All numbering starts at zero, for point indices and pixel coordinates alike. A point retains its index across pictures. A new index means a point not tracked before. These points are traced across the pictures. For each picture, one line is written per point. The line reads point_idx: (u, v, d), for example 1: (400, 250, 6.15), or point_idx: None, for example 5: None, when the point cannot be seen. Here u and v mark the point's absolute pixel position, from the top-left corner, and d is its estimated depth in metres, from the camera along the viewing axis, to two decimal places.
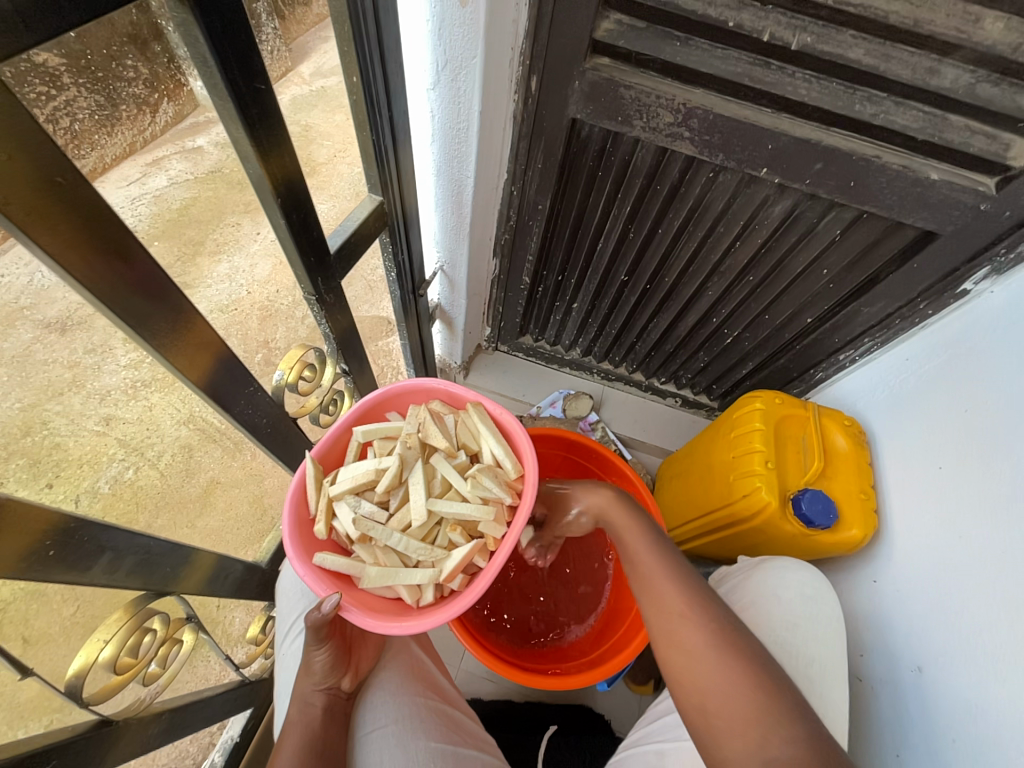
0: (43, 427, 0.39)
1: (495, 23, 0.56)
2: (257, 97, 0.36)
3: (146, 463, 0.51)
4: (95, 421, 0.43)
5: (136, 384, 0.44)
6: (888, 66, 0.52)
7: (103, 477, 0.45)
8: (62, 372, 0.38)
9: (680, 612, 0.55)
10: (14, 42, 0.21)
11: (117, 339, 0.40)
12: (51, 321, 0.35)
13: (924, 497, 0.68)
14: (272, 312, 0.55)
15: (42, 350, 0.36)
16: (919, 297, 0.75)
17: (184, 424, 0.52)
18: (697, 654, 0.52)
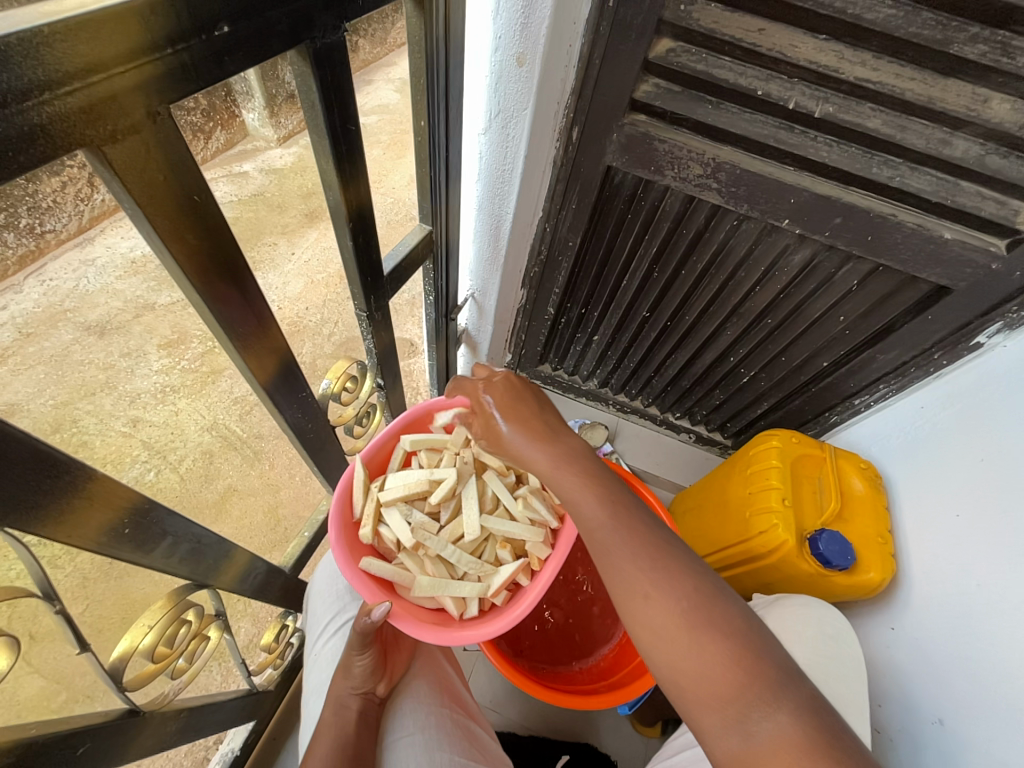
0: (73, 425, 0.38)
1: (546, 82, 0.63)
2: (348, 136, 0.42)
3: (168, 467, 0.52)
4: (122, 422, 0.45)
5: (166, 389, 0.48)
6: (904, 136, 0.57)
7: (125, 477, 0.47)
8: (96, 373, 0.41)
9: (652, 591, 0.40)
10: (186, 86, 0.26)
11: (152, 345, 0.44)
12: (91, 324, 0.39)
13: (942, 543, 0.68)
14: (301, 327, 0.57)
15: (80, 351, 0.39)
16: (933, 347, 0.78)
17: (207, 429, 0.56)
18: (678, 640, 0.39)
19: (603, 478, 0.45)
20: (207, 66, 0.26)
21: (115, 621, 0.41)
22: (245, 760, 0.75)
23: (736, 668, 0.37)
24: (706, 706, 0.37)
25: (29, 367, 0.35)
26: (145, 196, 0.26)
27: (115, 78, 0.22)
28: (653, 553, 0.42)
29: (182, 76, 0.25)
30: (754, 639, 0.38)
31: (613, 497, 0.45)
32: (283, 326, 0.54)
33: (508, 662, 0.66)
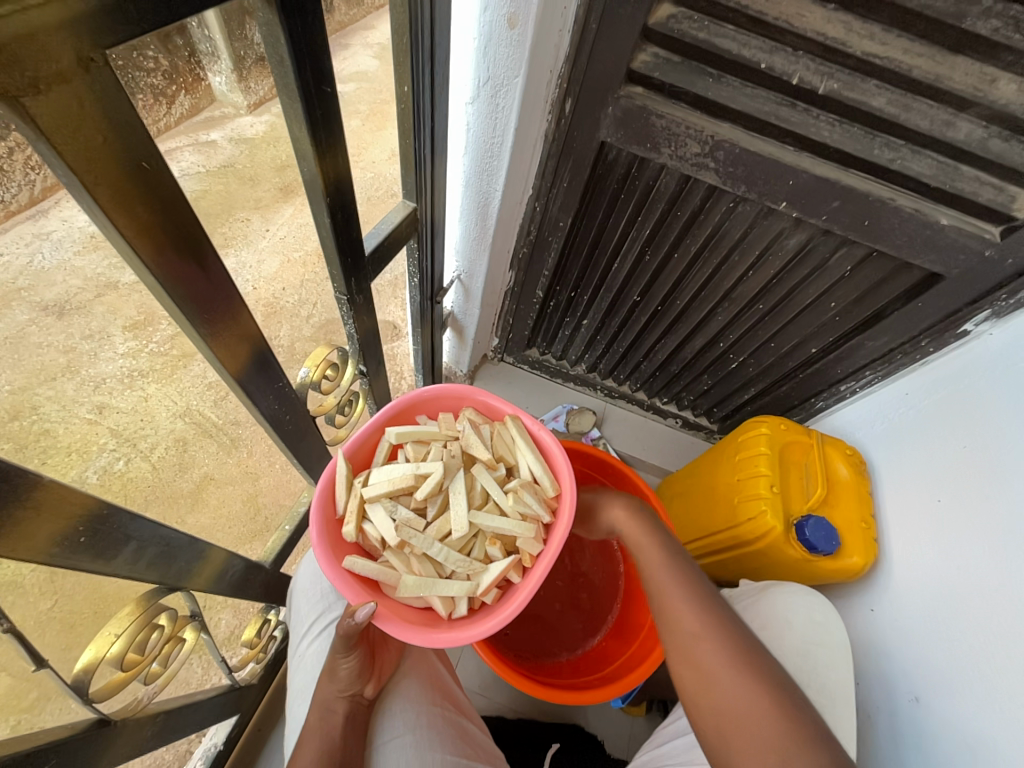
0: (33, 412, 0.37)
1: (539, 47, 0.58)
2: (324, 99, 0.38)
3: (138, 455, 0.50)
4: (88, 409, 0.42)
5: (133, 374, 0.45)
6: (908, 116, 0.55)
7: (90, 468, 0.43)
8: (57, 356, 0.38)
9: (720, 663, 0.53)
10: (130, 28, 0.22)
11: (116, 326, 0.41)
12: (48, 304, 0.36)
13: (923, 527, 0.69)
14: (277, 308, 0.53)
15: (37, 332, 0.36)
16: (920, 334, 0.78)
17: (180, 416, 0.52)
18: (744, 710, 0.50)
19: (666, 542, 0.62)
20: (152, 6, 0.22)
21: (79, 629, 0.38)
22: (230, 752, 0.73)
23: (791, 736, 0.47)
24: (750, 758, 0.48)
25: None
26: (82, 160, 0.22)
27: (37, 13, 0.18)
28: (708, 609, 0.56)
29: (122, 15, 0.21)
30: (782, 677, 0.51)
31: (678, 563, 0.60)
32: (258, 308, 0.50)
33: (499, 658, 0.66)
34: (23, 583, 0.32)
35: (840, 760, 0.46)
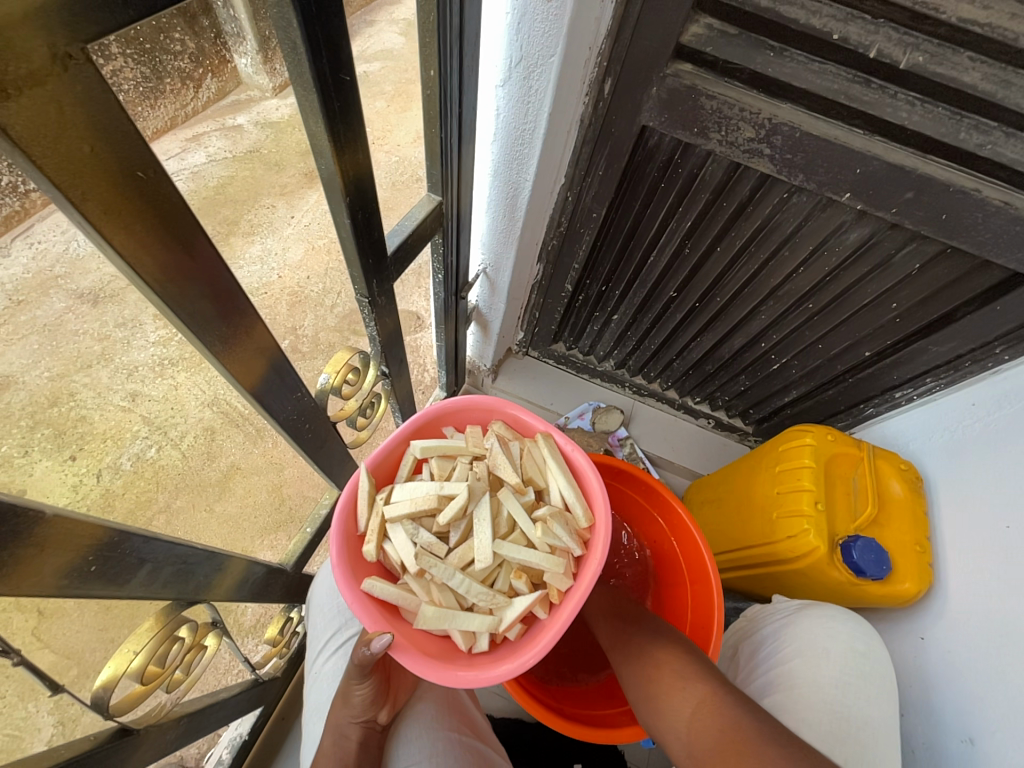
0: (71, 398, 0.39)
1: (579, 21, 0.52)
2: (341, 87, 0.34)
3: (170, 443, 0.52)
4: (122, 396, 0.44)
5: (163, 363, 0.44)
6: (1007, 93, 0.47)
7: (125, 454, 0.46)
8: (92, 344, 0.38)
9: (624, 653, 0.59)
10: (112, 18, 0.19)
11: (148, 315, 0.40)
12: (84, 292, 0.36)
13: (986, 555, 0.63)
14: (301, 297, 0.55)
15: (74, 320, 0.36)
16: (996, 341, 0.70)
17: (208, 407, 0.52)
18: (647, 678, 0.55)
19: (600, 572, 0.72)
20: None
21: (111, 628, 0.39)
22: (254, 742, 0.75)
23: (673, 678, 0.53)
24: (664, 721, 0.52)
25: (22, 337, 0.35)
26: (63, 172, 0.20)
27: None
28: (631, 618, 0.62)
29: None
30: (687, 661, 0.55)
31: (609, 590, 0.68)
32: (283, 296, 0.53)
33: (520, 691, 0.65)
34: None
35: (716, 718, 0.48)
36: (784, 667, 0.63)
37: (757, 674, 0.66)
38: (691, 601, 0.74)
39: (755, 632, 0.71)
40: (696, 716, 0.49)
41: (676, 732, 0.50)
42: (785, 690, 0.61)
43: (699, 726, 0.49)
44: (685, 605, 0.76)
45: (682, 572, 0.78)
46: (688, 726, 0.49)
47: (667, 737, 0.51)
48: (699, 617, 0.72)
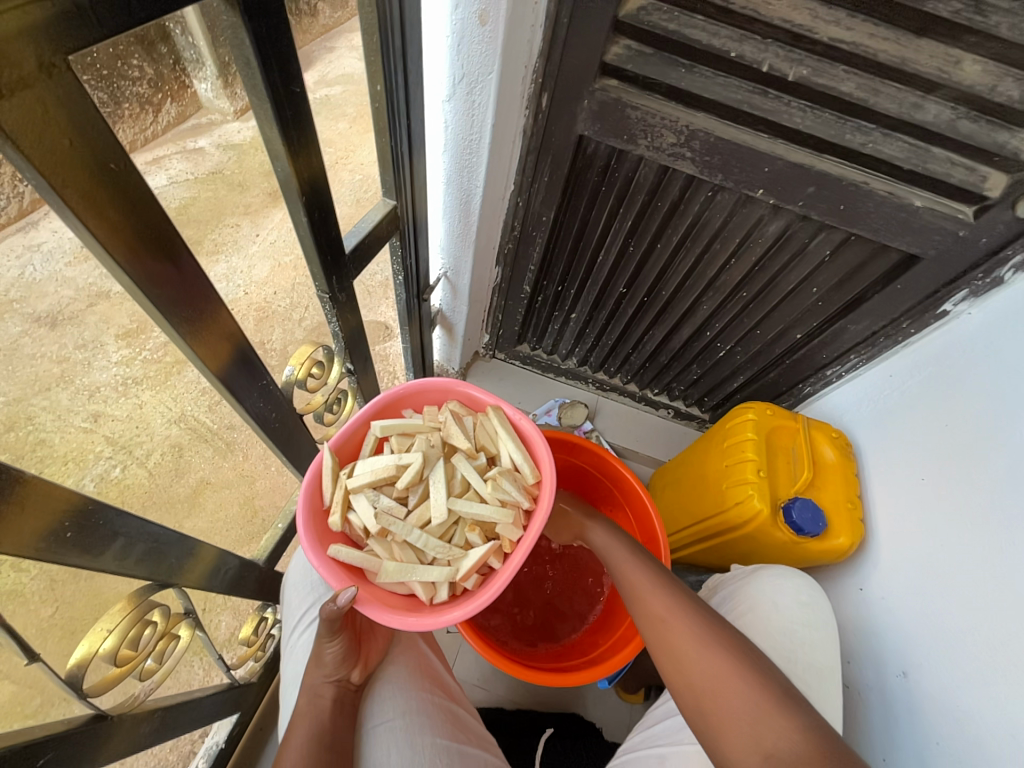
0: (27, 423, 0.39)
1: (512, 41, 0.58)
2: (293, 99, 0.39)
3: (135, 462, 0.53)
4: (84, 417, 0.45)
5: (127, 382, 0.47)
6: (877, 100, 0.56)
7: (87, 475, 0.46)
8: (50, 367, 0.40)
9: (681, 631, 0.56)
10: (91, 36, 0.23)
11: (110, 337, 0.43)
12: (40, 316, 0.38)
13: (909, 507, 0.70)
14: (269, 312, 0.57)
15: (30, 344, 0.38)
16: (902, 316, 0.79)
17: (174, 422, 0.55)
18: (721, 677, 0.51)
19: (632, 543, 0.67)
20: (113, 13, 0.23)
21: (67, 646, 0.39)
22: (232, 752, 0.74)
23: (756, 691, 0.49)
24: (734, 729, 0.48)
25: None
26: (48, 162, 0.23)
27: (1, 21, 0.19)
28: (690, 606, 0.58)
29: (78, 20, 0.22)
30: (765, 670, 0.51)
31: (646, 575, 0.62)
32: (250, 310, 0.54)
33: (491, 649, 0.68)
34: (22, 596, 0.35)
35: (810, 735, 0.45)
36: (740, 621, 0.67)
37: None
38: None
39: (712, 597, 0.76)
40: (787, 745, 0.45)
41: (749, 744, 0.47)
42: None
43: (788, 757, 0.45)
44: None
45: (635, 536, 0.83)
46: (768, 746, 0.46)
47: (730, 742, 0.48)
48: None
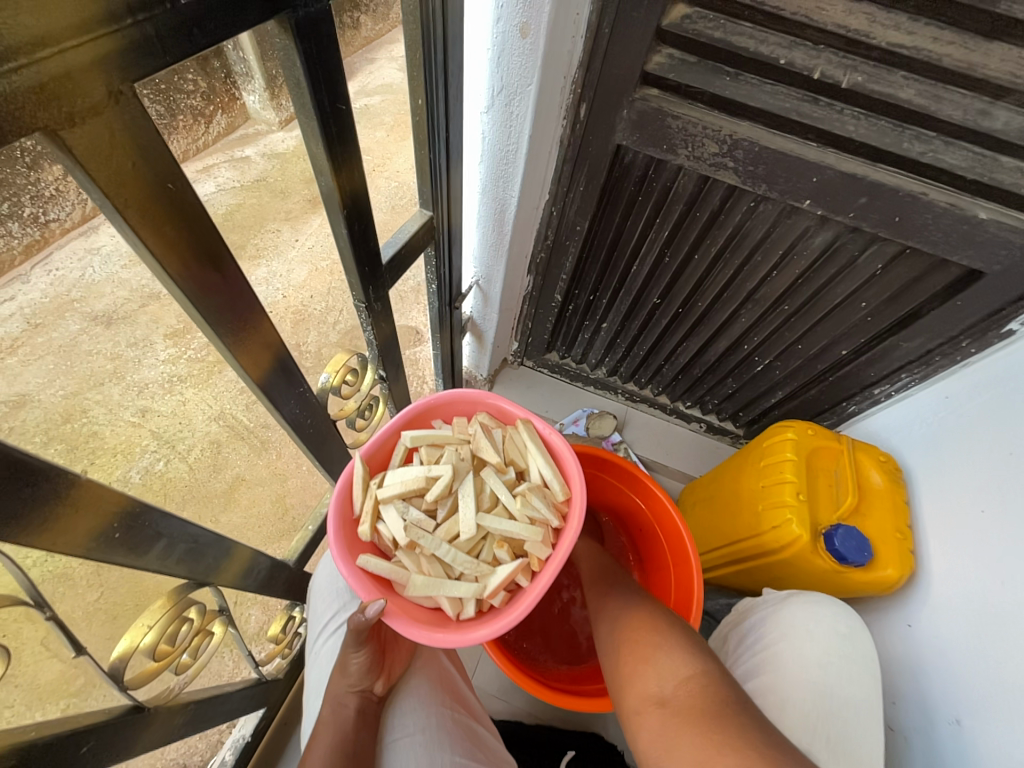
0: (84, 415, 0.42)
1: (552, 52, 0.58)
2: (338, 116, 0.39)
3: (177, 456, 0.55)
4: (132, 412, 0.47)
5: (173, 380, 0.49)
6: (939, 106, 0.52)
7: (135, 467, 0.48)
8: (104, 364, 0.42)
9: (625, 606, 0.65)
10: (155, 65, 0.24)
11: (158, 335, 0.45)
12: (97, 315, 0.40)
13: (965, 540, 0.65)
14: (305, 315, 0.59)
15: (87, 341, 0.41)
16: (961, 335, 0.73)
17: (214, 421, 0.57)
18: (645, 640, 0.58)
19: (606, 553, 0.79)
20: (175, 40, 0.24)
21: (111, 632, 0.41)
22: (257, 746, 0.76)
23: (670, 648, 0.56)
24: (645, 680, 0.54)
25: (38, 358, 0.37)
26: (113, 185, 0.24)
27: (71, 55, 0.20)
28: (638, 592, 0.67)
29: (143, 49, 0.23)
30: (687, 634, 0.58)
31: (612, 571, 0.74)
32: (287, 314, 0.56)
33: (511, 665, 0.68)
34: (70, 579, 0.37)
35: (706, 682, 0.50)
36: (768, 650, 0.64)
37: (742, 659, 0.67)
38: (673, 582, 0.77)
39: (741, 622, 0.73)
40: (680, 690, 0.51)
41: (652, 689, 0.53)
42: (770, 672, 0.62)
43: (679, 697, 0.50)
44: (668, 586, 0.79)
45: (665, 556, 0.80)
46: (665, 692, 0.51)
47: (639, 692, 0.54)
48: (682, 598, 0.74)
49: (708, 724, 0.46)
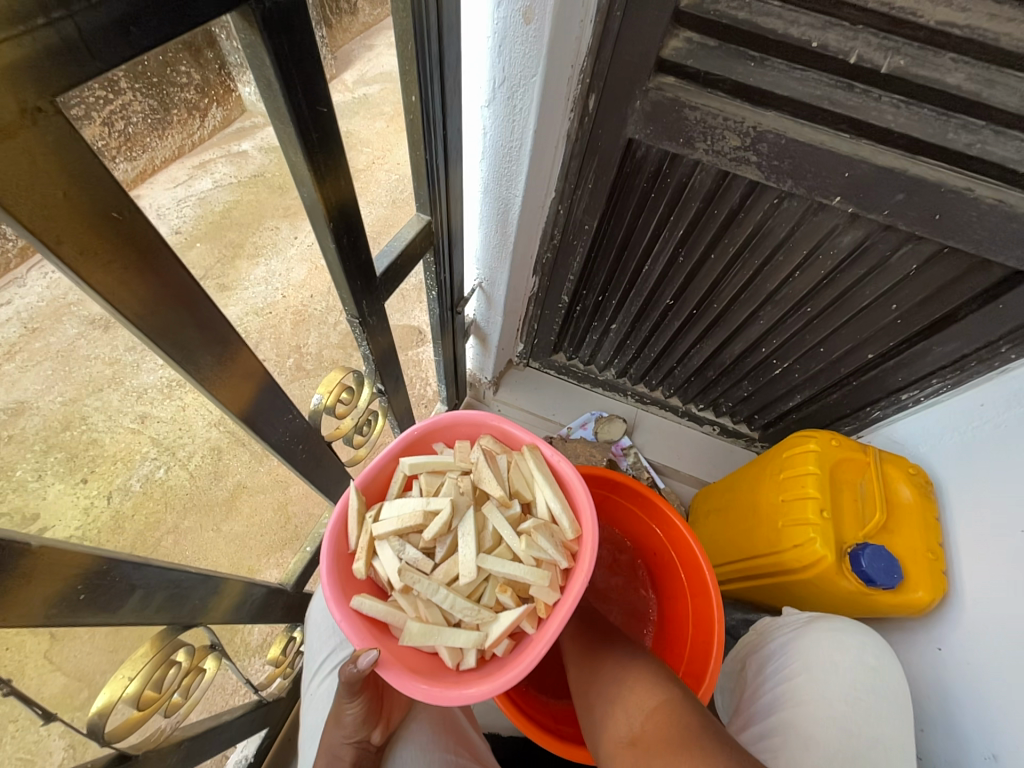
0: (83, 422, 0.40)
1: (559, 39, 0.53)
2: (318, 120, 0.35)
3: (178, 462, 0.52)
4: (131, 419, 0.44)
5: (172, 384, 0.43)
6: (992, 92, 0.47)
7: (136, 475, 0.47)
8: (103, 368, 0.39)
9: (592, 645, 0.60)
10: (84, 70, 0.20)
11: None
12: (95, 319, 0.35)
13: (1001, 561, 0.61)
14: (305, 315, 0.57)
15: (86, 345, 0.36)
16: (1001, 340, 0.68)
17: (214, 426, 0.51)
18: (612, 678, 0.54)
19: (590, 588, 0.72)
20: (107, 42, 0.20)
21: (116, 644, 0.42)
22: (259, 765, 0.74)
23: (636, 683, 0.52)
24: (615, 720, 0.51)
25: (37, 362, 0.35)
26: (38, 218, 0.21)
27: None
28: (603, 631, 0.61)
29: (65, 51, 0.19)
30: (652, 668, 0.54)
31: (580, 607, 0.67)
32: (286, 315, 0.56)
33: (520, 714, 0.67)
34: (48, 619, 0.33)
35: (673, 712, 0.48)
36: (791, 682, 0.61)
37: (764, 690, 0.64)
38: (691, 612, 0.74)
39: (761, 645, 0.69)
40: (649, 725, 0.48)
41: (623, 728, 0.50)
42: (792, 707, 0.59)
43: (648, 732, 0.47)
44: (686, 619, 0.75)
45: (683, 585, 0.77)
46: (635, 731, 0.48)
47: (610, 733, 0.51)
48: (700, 629, 0.71)
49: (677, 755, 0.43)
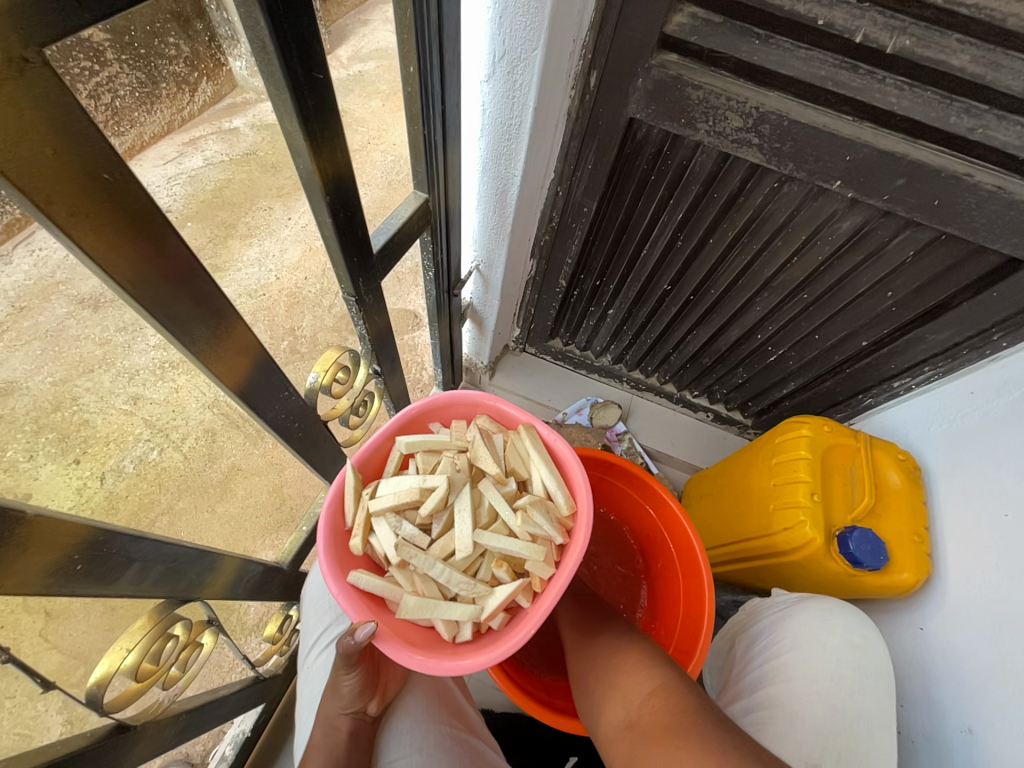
0: (74, 403, 0.39)
1: (561, 12, 0.51)
2: (315, 87, 0.34)
3: (172, 446, 0.53)
4: (123, 400, 0.44)
5: (165, 366, 0.43)
6: (996, 75, 0.47)
7: (129, 457, 0.47)
8: (93, 349, 0.37)
9: (591, 631, 0.62)
10: (68, 24, 0.20)
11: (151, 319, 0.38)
12: (85, 298, 0.34)
13: (984, 544, 0.62)
14: (300, 298, 0.57)
15: (75, 327, 0.35)
16: (993, 328, 0.69)
17: (208, 408, 0.51)
18: (610, 665, 0.56)
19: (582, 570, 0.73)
20: None
21: (112, 623, 0.42)
22: (257, 739, 0.76)
23: (634, 670, 0.53)
24: (612, 705, 0.52)
25: (26, 344, 0.35)
26: (27, 176, 0.20)
27: None
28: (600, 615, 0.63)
29: (54, 2, 0.19)
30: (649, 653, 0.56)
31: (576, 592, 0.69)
32: (281, 297, 0.54)
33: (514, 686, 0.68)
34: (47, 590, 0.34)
35: (668, 697, 0.49)
36: (778, 659, 0.63)
37: (752, 666, 0.66)
38: (682, 593, 0.75)
39: (750, 623, 0.71)
40: (646, 710, 0.48)
41: (620, 714, 0.50)
42: (779, 683, 0.61)
43: (645, 717, 0.48)
44: (677, 598, 0.77)
45: (675, 569, 0.78)
46: (633, 717, 0.49)
47: (608, 717, 0.52)
48: (691, 608, 0.73)
49: (672, 738, 0.44)
